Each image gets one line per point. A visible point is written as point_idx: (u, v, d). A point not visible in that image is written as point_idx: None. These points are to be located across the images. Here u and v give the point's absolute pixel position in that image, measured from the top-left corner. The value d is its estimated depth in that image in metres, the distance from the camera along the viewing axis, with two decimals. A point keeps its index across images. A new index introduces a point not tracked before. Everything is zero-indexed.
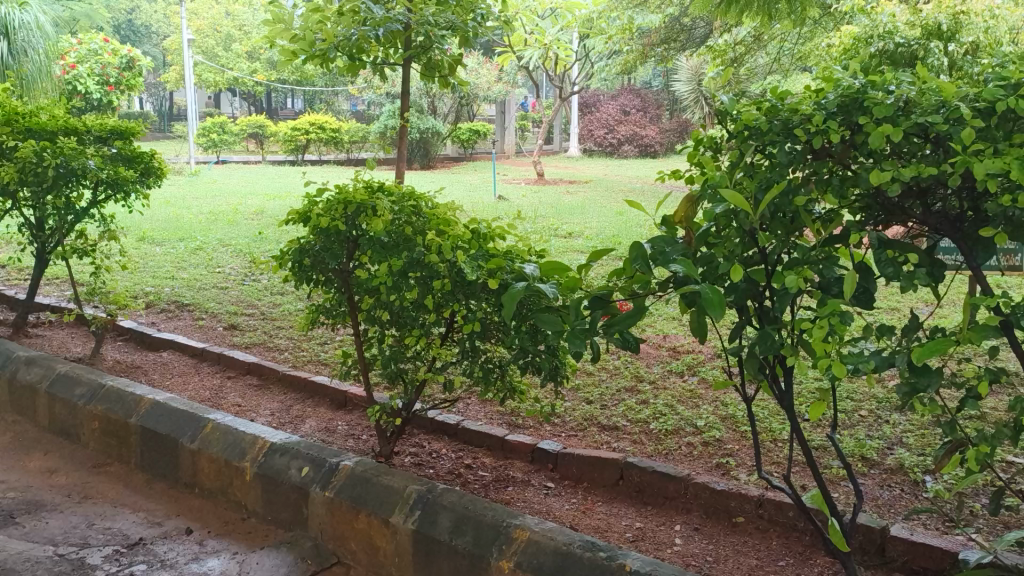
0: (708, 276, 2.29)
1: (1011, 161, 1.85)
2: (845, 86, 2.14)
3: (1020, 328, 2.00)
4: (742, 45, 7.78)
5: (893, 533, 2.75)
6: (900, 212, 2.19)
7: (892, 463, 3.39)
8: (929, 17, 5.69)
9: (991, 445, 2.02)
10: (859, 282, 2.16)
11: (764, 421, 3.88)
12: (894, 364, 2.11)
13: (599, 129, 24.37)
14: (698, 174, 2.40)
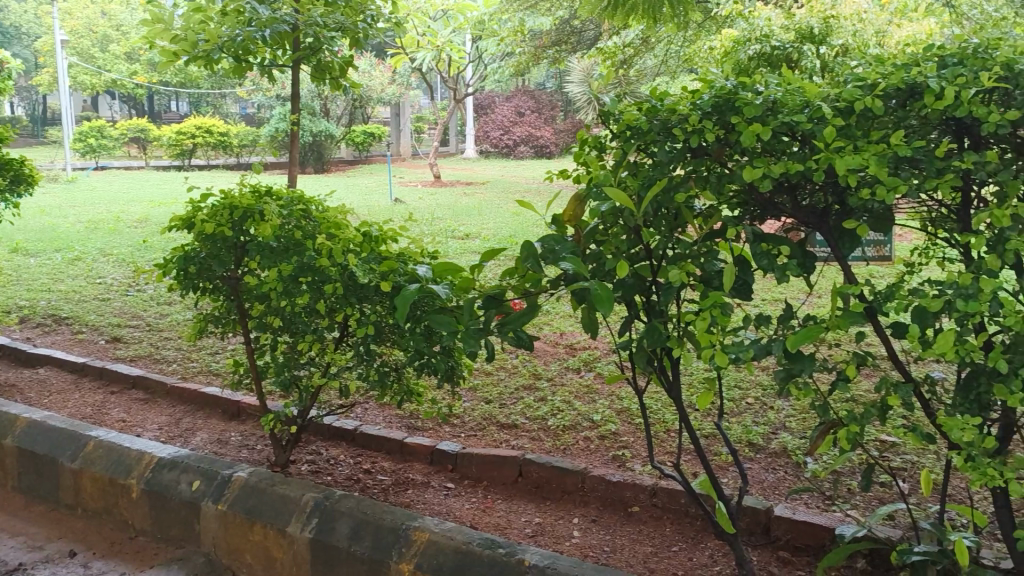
0: (597, 273, 2.34)
1: (868, 157, 1.98)
2: (718, 87, 2.22)
3: (882, 314, 2.13)
4: (630, 48, 7.97)
5: (777, 513, 2.89)
6: (772, 206, 2.29)
7: (777, 446, 3.55)
8: (802, 22, 5.96)
9: (861, 424, 2.15)
10: (738, 274, 2.26)
11: (658, 413, 3.99)
12: (771, 352, 2.21)
13: (495, 130, 24.58)
14: (585, 174, 2.44)
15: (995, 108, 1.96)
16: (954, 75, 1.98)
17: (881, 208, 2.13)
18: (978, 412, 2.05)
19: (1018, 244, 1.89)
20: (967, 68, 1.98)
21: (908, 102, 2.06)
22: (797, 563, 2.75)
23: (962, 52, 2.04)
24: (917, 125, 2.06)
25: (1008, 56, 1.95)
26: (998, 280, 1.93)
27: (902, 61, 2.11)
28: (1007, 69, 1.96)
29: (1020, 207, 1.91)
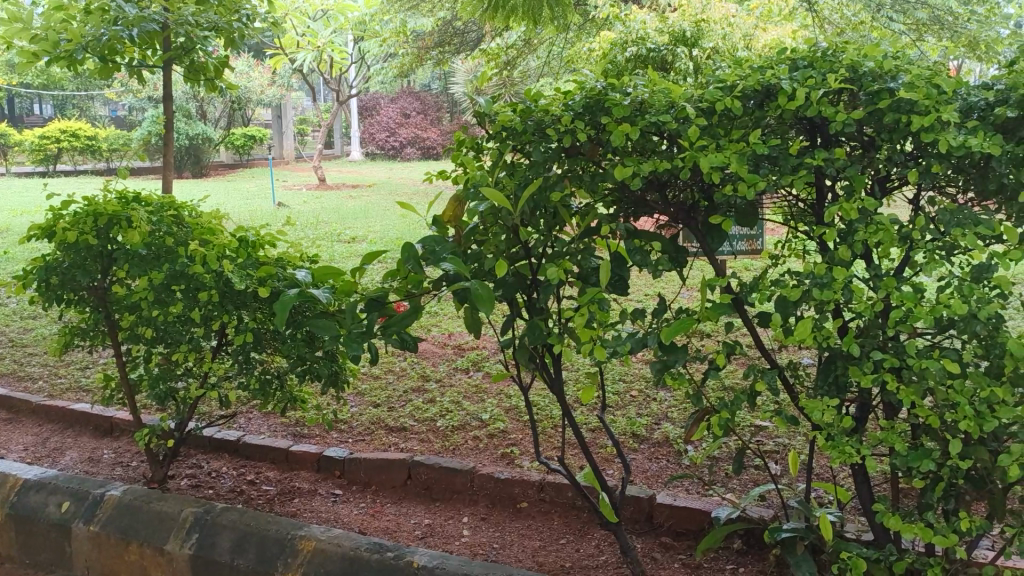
0: (478, 273, 2.36)
1: (730, 155, 2.08)
2: (589, 88, 2.27)
3: (749, 304, 2.23)
4: (514, 49, 8.05)
5: (659, 500, 2.99)
6: (644, 204, 2.37)
7: (660, 436, 3.66)
8: (675, 25, 6.17)
9: (732, 411, 2.25)
10: (614, 270, 2.32)
11: (545, 409, 4.05)
12: (647, 345, 2.28)
13: (381, 132, 24.43)
14: (463, 174, 2.46)
15: (843, 108, 2.09)
16: (805, 78, 2.09)
17: (743, 203, 2.24)
18: (837, 394, 2.18)
19: (866, 235, 2.02)
20: (816, 70, 2.10)
21: (765, 102, 2.17)
22: (678, 548, 2.85)
23: (811, 55, 2.16)
24: (774, 123, 2.17)
25: (852, 59, 2.08)
26: (849, 269, 2.06)
27: (759, 64, 2.22)
28: (852, 71, 2.09)
29: (867, 200, 2.04)
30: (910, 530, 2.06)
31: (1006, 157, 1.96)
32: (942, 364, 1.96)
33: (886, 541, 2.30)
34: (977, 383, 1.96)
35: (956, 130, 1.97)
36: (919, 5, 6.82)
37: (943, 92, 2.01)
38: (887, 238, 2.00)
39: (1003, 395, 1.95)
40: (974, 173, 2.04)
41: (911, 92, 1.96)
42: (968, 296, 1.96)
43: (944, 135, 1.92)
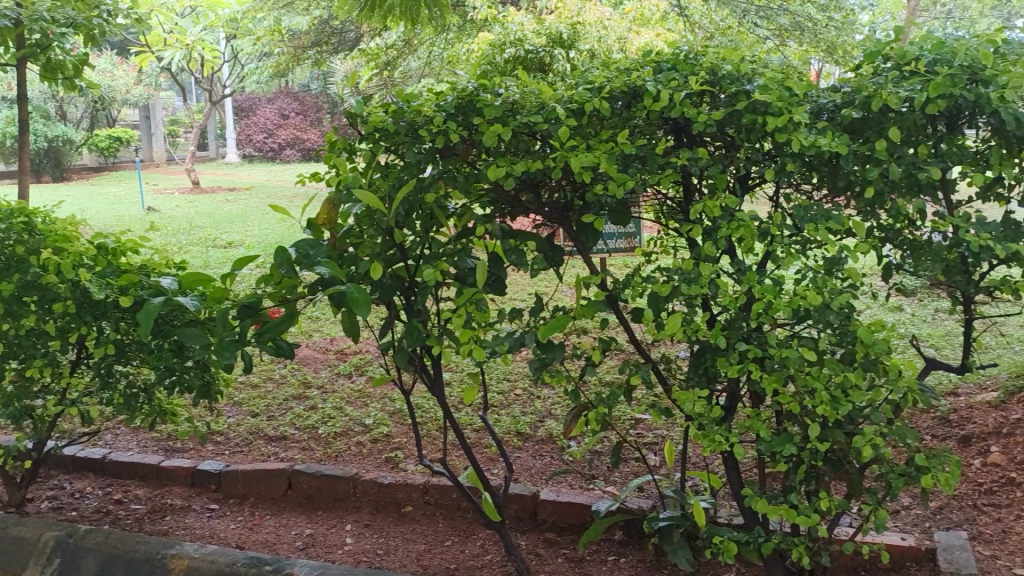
0: (354, 276, 2.32)
1: (600, 155, 2.11)
2: (460, 89, 2.26)
3: (623, 300, 2.28)
4: (393, 50, 7.96)
5: (542, 497, 3.02)
6: (519, 204, 2.38)
7: (543, 433, 3.71)
8: (552, 27, 6.24)
9: (608, 405, 2.30)
10: (491, 271, 2.33)
11: (429, 411, 4.03)
12: (525, 344, 2.30)
13: (258, 133, 23.74)
14: (335, 176, 2.39)
15: (705, 109, 2.16)
16: (668, 80, 2.16)
17: (614, 203, 2.28)
18: (707, 385, 2.26)
19: (729, 231, 2.09)
20: (679, 73, 2.17)
21: (632, 103, 2.22)
22: (561, 543, 2.90)
23: (675, 58, 2.23)
24: (641, 124, 2.23)
25: (711, 62, 2.16)
26: (714, 264, 2.13)
27: (626, 67, 2.28)
28: (712, 74, 2.17)
29: (728, 198, 2.12)
30: (776, 512, 2.16)
31: (852, 155, 2.08)
32: (800, 353, 2.07)
33: (755, 524, 2.40)
34: (832, 369, 2.08)
35: (807, 131, 2.08)
36: (781, 11, 7.13)
37: (795, 95, 2.11)
38: (749, 234, 2.08)
39: (856, 379, 2.07)
40: (825, 171, 2.16)
41: (766, 94, 2.06)
42: (822, 288, 2.07)
43: (797, 135, 2.02)
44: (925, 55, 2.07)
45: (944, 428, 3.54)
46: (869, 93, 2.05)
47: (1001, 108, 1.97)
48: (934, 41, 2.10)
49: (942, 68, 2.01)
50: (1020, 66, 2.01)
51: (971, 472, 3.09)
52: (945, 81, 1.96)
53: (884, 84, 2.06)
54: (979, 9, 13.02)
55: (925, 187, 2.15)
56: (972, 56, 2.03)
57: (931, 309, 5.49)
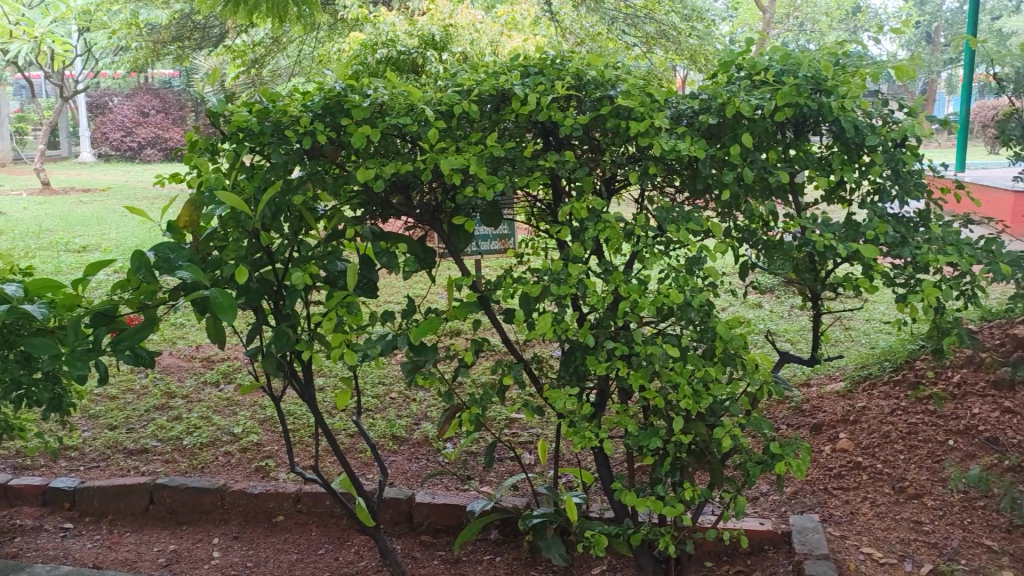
0: (218, 280, 2.25)
1: (469, 157, 2.12)
2: (327, 90, 2.22)
3: (494, 302, 2.30)
4: (261, 48, 7.72)
5: (418, 500, 3.01)
6: (390, 206, 2.36)
7: (419, 436, 3.69)
8: (424, 29, 6.20)
9: (482, 406, 2.31)
10: (362, 273, 2.30)
11: (301, 418, 3.94)
12: (398, 347, 2.28)
13: (116, 131, 22.63)
14: (197, 177, 2.30)
15: (571, 114, 2.21)
16: (535, 84, 2.20)
17: (485, 203, 2.30)
18: (577, 383, 2.31)
19: (595, 233, 2.14)
20: (546, 77, 2.22)
21: (501, 106, 2.25)
22: (438, 545, 2.90)
23: (541, 63, 2.27)
24: (510, 127, 2.26)
25: (576, 68, 2.21)
26: (582, 265, 2.18)
27: (494, 70, 2.30)
28: (578, 79, 2.22)
29: (594, 201, 2.17)
30: (643, 504, 2.24)
31: (710, 159, 2.18)
32: (664, 350, 2.14)
33: (625, 516, 2.48)
34: (694, 365, 2.17)
35: (668, 135, 2.16)
36: (647, 19, 7.36)
37: (656, 101, 2.19)
38: (614, 235, 2.13)
39: (716, 374, 2.17)
40: (685, 174, 2.26)
41: (628, 100, 2.12)
42: (684, 286, 2.15)
43: (658, 139, 2.09)
44: (774, 66, 2.20)
45: (798, 417, 3.75)
46: (724, 100, 2.15)
47: (842, 116, 2.11)
48: (782, 53, 2.23)
49: (789, 78, 2.13)
50: (858, 77, 2.16)
51: (822, 458, 3.29)
52: (792, 91, 2.08)
53: (737, 92, 2.17)
54: (827, 23, 13.87)
55: (777, 190, 2.28)
56: (816, 68, 2.16)
57: (788, 305, 5.82)
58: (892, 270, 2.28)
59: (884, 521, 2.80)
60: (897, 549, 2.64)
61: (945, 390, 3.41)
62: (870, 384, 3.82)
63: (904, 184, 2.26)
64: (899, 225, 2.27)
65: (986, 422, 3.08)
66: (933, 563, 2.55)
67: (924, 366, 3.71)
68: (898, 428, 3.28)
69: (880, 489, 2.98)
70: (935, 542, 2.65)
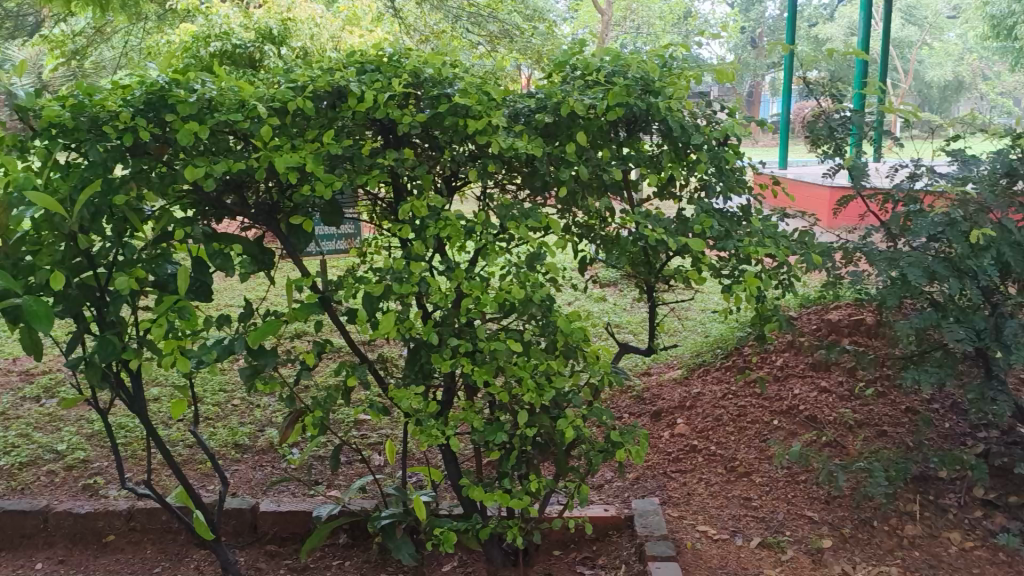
0: (31, 287, 2.08)
1: (305, 155, 2.06)
2: (149, 84, 2.10)
3: (335, 303, 2.25)
4: (82, 38, 7.21)
5: (262, 509, 2.91)
6: (222, 206, 2.26)
7: (263, 443, 3.57)
8: (261, 22, 5.94)
9: (325, 409, 2.26)
10: (194, 276, 2.20)
11: (134, 431, 3.72)
12: (233, 351, 2.19)
13: None
14: (4, 176, 2.12)
15: (409, 112, 2.20)
16: (372, 81, 2.17)
17: (323, 203, 2.24)
18: (423, 381, 2.31)
19: (436, 231, 2.14)
20: (382, 74, 2.20)
21: (337, 103, 2.21)
22: (284, 553, 2.82)
23: (378, 60, 2.25)
24: (348, 124, 2.22)
25: (413, 65, 2.20)
26: (425, 263, 2.17)
27: (328, 67, 2.25)
28: (415, 76, 2.22)
29: (434, 199, 2.17)
30: (491, 498, 2.27)
31: (547, 157, 2.23)
32: (508, 345, 2.17)
33: (473, 511, 2.50)
34: (536, 359, 2.21)
35: (506, 134, 2.19)
36: (490, 18, 7.38)
37: (493, 99, 2.22)
38: (455, 232, 2.13)
39: (558, 366, 2.22)
40: (524, 173, 2.31)
41: (465, 98, 2.14)
42: (524, 282, 2.18)
43: (496, 136, 2.11)
44: (605, 67, 2.28)
45: (639, 406, 3.90)
46: (558, 100, 2.21)
47: (668, 115, 2.21)
48: (613, 55, 2.31)
49: (619, 79, 2.21)
50: (683, 79, 2.27)
51: (661, 443, 3.43)
52: (622, 91, 2.16)
53: (570, 92, 2.23)
54: (660, 26, 14.45)
55: (612, 187, 2.36)
56: (644, 70, 2.26)
57: (629, 298, 6.02)
58: (718, 262, 2.41)
59: (718, 499, 2.97)
60: (729, 525, 2.80)
61: (769, 373, 3.66)
62: (704, 370, 4.04)
63: (727, 180, 2.40)
64: (723, 220, 2.40)
65: (805, 402, 3.33)
66: (761, 535, 2.72)
67: (751, 352, 3.96)
68: (729, 411, 3.48)
69: (714, 470, 3.15)
70: (763, 516, 2.83)
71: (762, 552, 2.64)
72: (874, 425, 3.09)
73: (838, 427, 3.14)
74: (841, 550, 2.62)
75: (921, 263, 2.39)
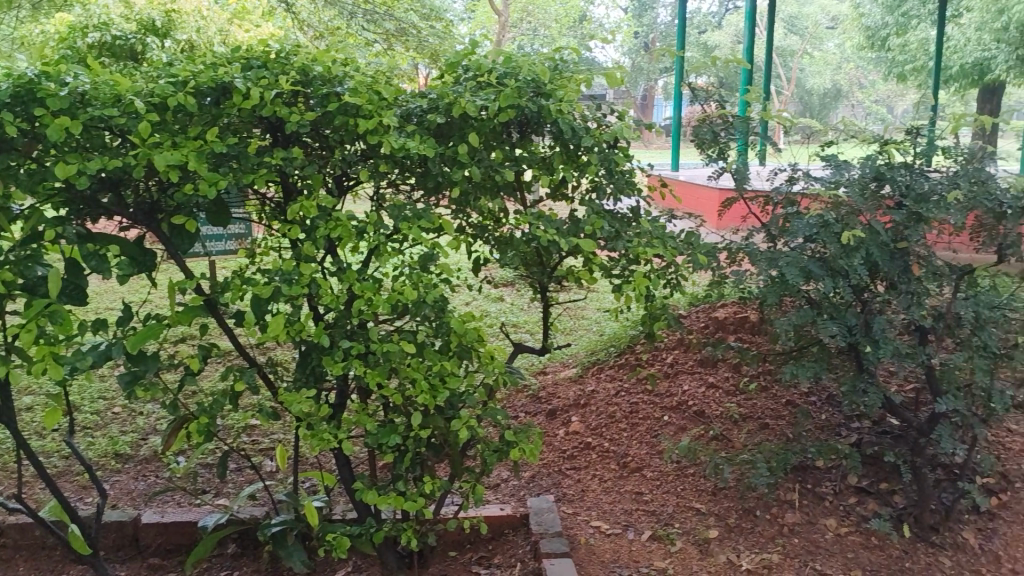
0: None
1: (187, 153, 1.99)
2: (15, 76, 1.98)
3: (220, 306, 2.18)
4: None
5: (144, 521, 2.80)
6: (98, 205, 2.16)
7: (146, 452, 3.43)
8: (143, 13, 5.68)
9: (210, 415, 2.19)
10: (68, 279, 2.09)
11: (5, 443, 3.51)
12: (111, 357, 2.09)
13: None
14: None
15: (297, 109, 2.16)
16: (258, 77, 2.12)
17: (208, 203, 2.16)
18: (314, 385, 2.27)
19: (326, 231, 2.10)
20: (268, 71, 2.15)
21: (221, 100, 2.15)
22: (168, 566, 2.72)
23: (264, 56, 2.20)
24: (233, 121, 2.16)
25: (301, 62, 2.16)
26: (314, 264, 2.13)
27: (211, 62, 2.19)
28: (303, 74, 2.18)
29: (324, 199, 2.13)
30: (385, 501, 2.24)
31: (439, 157, 2.23)
32: (400, 346, 2.15)
33: (366, 515, 2.47)
34: (430, 360, 2.20)
35: (397, 133, 2.17)
36: (387, 16, 7.29)
37: (384, 99, 2.20)
38: (346, 233, 2.10)
39: (451, 367, 2.22)
40: (416, 173, 2.29)
41: (355, 97, 2.11)
42: (417, 284, 2.17)
43: (387, 136, 2.09)
44: (497, 68, 2.30)
45: (535, 404, 3.94)
46: (450, 100, 2.21)
47: (559, 118, 2.23)
48: (505, 56, 2.32)
49: (511, 81, 2.23)
50: (574, 82, 2.30)
51: (556, 441, 3.48)
52: (513, 93, 2.18)
53: (462, 93, 2.24)
54: (557, 29, 14.63)
55: (504, 188, 2.38)
56: (535, 72, 2.28)
57: (526, 298, 6.07)
58: (609, 262, 2.46)
59: (611, 494, 3.03)
60: (621, 520, 2.87)
61: (660, 370, 3.76)
62: (598, 368, 4.11)
63: (617, 182, 2.45)
64: (614, 220, 2.45)
65: (693, 398, 3.44)
66: (651, 529, 2.80)
67: (642, 350, 4.06)
68: (622, 408, 3.56)
69: (607, 466, 3.22)
70: (654, 510, 2.90)
71: (653, 545, 2.71)
72: (758, 419, 3.22)
73: (725, 421, 3.25)
74: (726, 540, 2.72)
75: (798, 263, 2.51)
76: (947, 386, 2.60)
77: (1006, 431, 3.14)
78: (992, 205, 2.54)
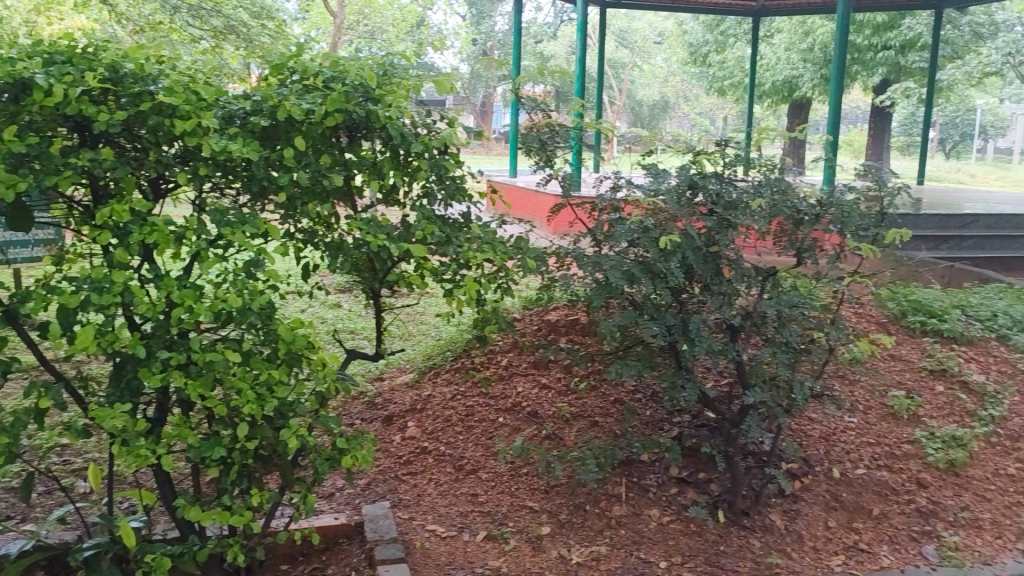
0: None
1: None
2: None
3: (21, 316, 2.03)
4: None
5: None
6: None
7: None
8: None
9: (12, 434, 2.03)
10: None
11: None
12: None
13: None
14: None
15: (107, 108, 2.05)
16: (62, 74, 1.99)
17: (6, 205, 2.00)
18: (129, 399, 2.15)
19: (141, 237, 2.00)
20: (74, 67, 2.03)
21: (20, 96, 2.01)
22: None
23: (69, 52, 2.07)
24: (35, 119, 2.02)
25: (111, 59, 2.06)
26: (128, 272, 2.02)
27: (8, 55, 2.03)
28: (113, 71, 2.07)
29: (139, 203, 2.03)
30: (209, 517, 2.15)
31: (264, 161, 2.18)
32: (224, 356, 2.08)
33: (190, 533, 2.37)
34: (256, 368, 2.14)
35: (218, 136, 2.10)
36: (214, 13, 6.97)
37: (203, 100, 2.12)
38: (163, 238, 2.01)
39: (280, 375, 2.17)
40: (241, 177, 2.23)
41: (171, 97, 2.02)
42: (243, 291, 2.10)
43: (206, 138, 2.01)
44: (324, 72, 2.27)
45: (371, 411, 3.90)
46: (275, 103, 2.18)
47: (388, 124, 2.23)
48: (331, 60, 2.31)
49: (337, 85, 2.21)
50: (402, 88, 2.31)
51: (392, 447, 3.46)
52: (340, 97, 2.16)
53: (287, 96, 2.21)
54: (395, 33, 14.53)
55: (334, 193, 2.34)
56: (362, 77, 2.27)
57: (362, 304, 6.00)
58: (440, 266, 2.48)
59: (447, 498, 3.05)
60: (456, 522, 2.90)
61: (495, 372, 3.82)
62: (434, 372, 4.13)
63: (448, 188, 2.48)
64: (445, 226, 2.47)
65: (527, 399, 3.52)
66: (486, 529, 2.84)
67: (478, 353, 4.11)
68: (458, 411, 3.59)
69: (443, 469, 3.24)
70: (489, 510, 2.95)
71: (487, 545, 2.76)
72: (587, 417, 3.34)
73: (556, 420, 3.36)
74: (558, 535, 2.80)
75: (620, 267, 2.63)
76: (754, 379, 2.80)
77: (807, 420, 3.42)
78: (791, 211, 2.79)
